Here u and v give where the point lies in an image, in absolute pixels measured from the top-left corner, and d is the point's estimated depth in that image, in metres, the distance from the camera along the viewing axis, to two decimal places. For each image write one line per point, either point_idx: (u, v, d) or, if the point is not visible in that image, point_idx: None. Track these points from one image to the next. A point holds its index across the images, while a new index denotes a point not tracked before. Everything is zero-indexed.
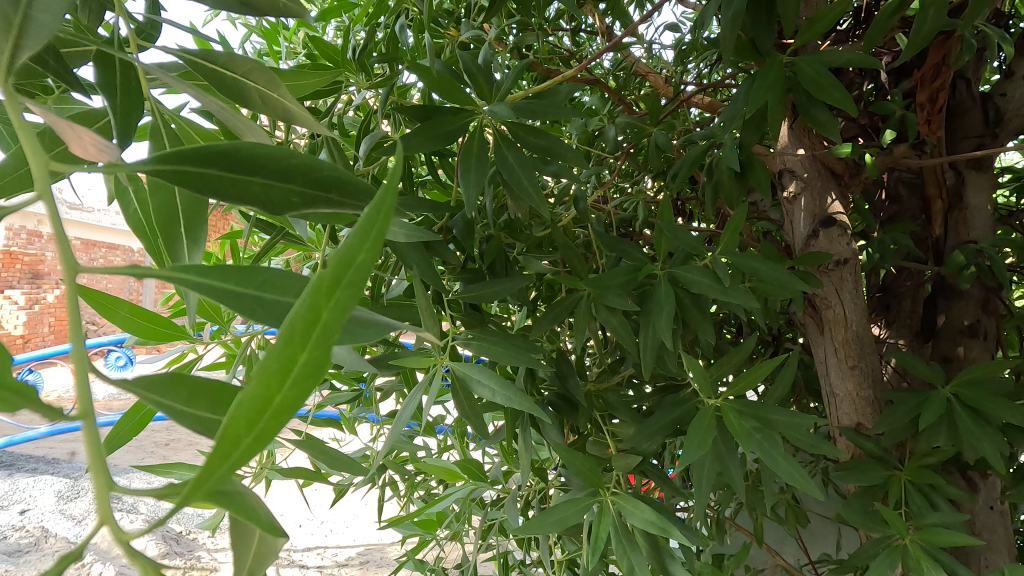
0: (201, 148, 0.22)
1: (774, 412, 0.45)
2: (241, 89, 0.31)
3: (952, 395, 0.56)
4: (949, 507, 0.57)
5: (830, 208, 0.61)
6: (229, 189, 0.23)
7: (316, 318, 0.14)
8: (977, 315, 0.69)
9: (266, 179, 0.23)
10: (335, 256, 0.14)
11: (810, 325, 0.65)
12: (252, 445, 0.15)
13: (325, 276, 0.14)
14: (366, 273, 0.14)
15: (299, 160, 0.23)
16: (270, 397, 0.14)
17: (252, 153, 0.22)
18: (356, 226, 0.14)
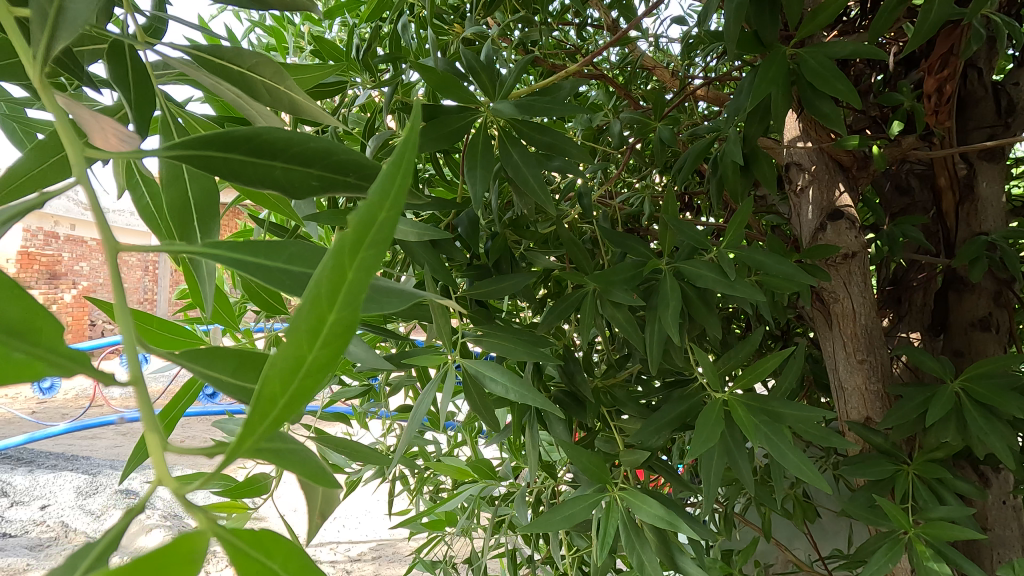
0: (227, 133, 0.22)
1: (781, 405, 0.45)
2: (247, 81, 0.32)
3: (961, 389, 0.55)
4: (959, 502, 0.56)
5: (838, 200, 0.60)
6: (252, 173, 0.23)
7: (340, 282, 0.13)
8: (988, 307, 0.68)
9: (287, 164, 0.24)
10: (355, 216, 0.13)
11: (818, 319, 0.65)
12: (288, 405, 0.15)
13: (346, 240, 0.13)
14: (390, 228, 0.14)
15: (320, 144, 0.23)
16: (304, 357, 0.14)
17: (274, 138, 0.23)
18: (374, 188, 0.13)
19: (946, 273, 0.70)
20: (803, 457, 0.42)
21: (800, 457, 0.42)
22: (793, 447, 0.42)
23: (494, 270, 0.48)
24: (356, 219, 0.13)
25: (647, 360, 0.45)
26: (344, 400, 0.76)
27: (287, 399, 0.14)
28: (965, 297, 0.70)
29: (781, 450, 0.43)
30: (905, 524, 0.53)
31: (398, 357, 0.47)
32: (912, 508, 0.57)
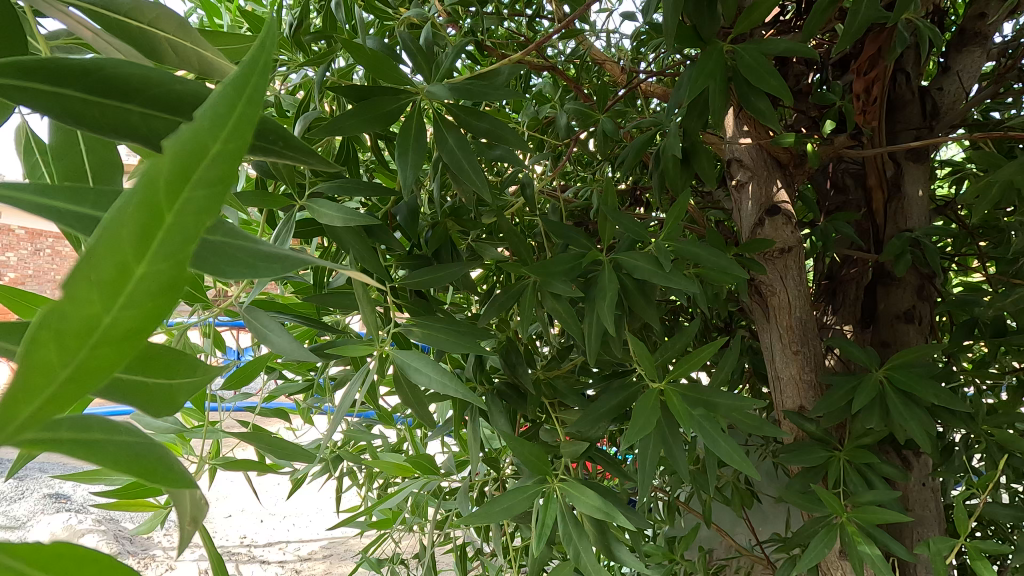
0: (58, 60, 0.18)
1: (717, 395, 0.45)
2: (147, 39, 0.25)
3: (886, 378, 0.58)
4: (883, 485, 0.59)
5: (776, 196, 0.62)
6: (100, 120, 0.18)
7: (151, 235, 0.10)
8: (912, 300, 0.72)
9: (145, 108, 0.19)
10: (174, 144, 0.10)
11: (756, 311, 0.67)
12: (60, 405, 0.11)
13: (159, 174, 0.10)
14: (227, 173, 0.11)
15: (187, 87, 0.19)
16: (89, 343, 0.10)
17: (121, 72, 0.18)
18: (202, 112, 0.11)
19: (875, 268, 0.74)
20: (736, 445, 0.43)
21: (733, 446, 0.43)
22: (727, 436, 0.43)
23: (434, 259, 0.47)
24: (175, 149, 0.10)
25: (586, 351, 0.45)
26: (286, 394, 0.73)
27: (63, 380, 0.11)
28: (892, 290, 0.73)
29: (715, 439, 0.43)
30: (835, 508, 0.55)
31: (325, 349, 0.45)
32: (841, 492, 0.60)
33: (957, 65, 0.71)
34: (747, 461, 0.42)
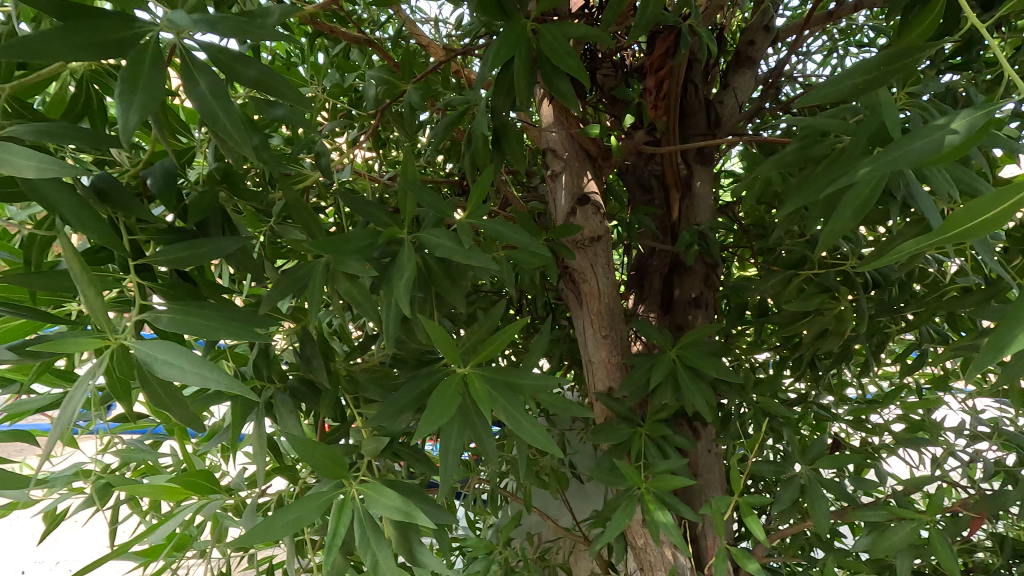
0: None
1: (521, 378, 0.44)
2: None
3: (677, 356, 0.63)
4: (675, 455, 0.64)
5: (586, 186, 0.64)
6: None
7: None
8: (700, 288, 0.80)
9: None
10: None
11: (570, 298, 0.70)
12: None
13: None
14: None
15: None
16: None
17: None
18: None
19: (673, 260, 0.82)
20: (537, 428, 0.42)
21: (534, 430, 0.42)
22: (529, 420, 0.42)
23: (200, 234, 0.40)
24: None
25: (386, 337, 0.41)
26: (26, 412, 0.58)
27: None
28: (684, 279, 0.81)
29: (517, 424, 0.42)
30: (635, 481, 0.59)
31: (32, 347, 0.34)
32: (641, 465, 0.64)
33: (733, 83, 0.83)
34: (549, 443, 0.42)
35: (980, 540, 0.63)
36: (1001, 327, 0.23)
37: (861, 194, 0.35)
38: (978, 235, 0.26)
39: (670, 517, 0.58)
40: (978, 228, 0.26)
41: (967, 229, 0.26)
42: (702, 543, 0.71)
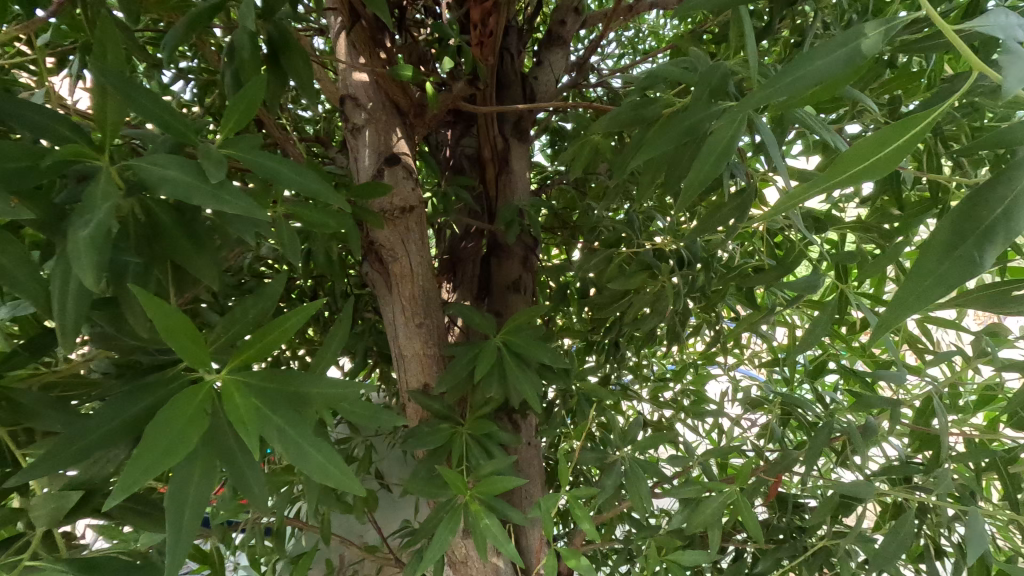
0: None
1: (306, 383, 0.31)
2: None
3: (503, 343, 0.56)
4: (500, 453, 0.57)
5: (396, 145, 0.55)
6: None
7: None
8: (519, 271, 0.75)
9: None
10: None
11: (377, 282, 0.59)
12: None
13: None
14: None
15: None
16: None
17: None
18: None
19: (490, 241, 0.76)
20: (328, 447, 0.30)
21: (324, 450, 0.30)
22: (317, 438, 0.30)
23: None
24: None
25: (69, 315, 0.28)
26: None
27: None
28: (502, 262, 0.76)
29: (299, 445, 0.30)
30: (458, 488, 0.50)
31: None
32: (464, 470, 0.56)
33: (545, 62, 0.79)
34: (346, 468, 0.30)
35: (765, 498, 0.68)
36: (915, 275, 0.21)
37: (719, 144, 0.33)
38: (879, 172, 0.25)
39: (498, 526, 0.51)
40: (880, 163, 0.25)
41: (869, 164, 0.25)
42: (527, 545, 0.66)
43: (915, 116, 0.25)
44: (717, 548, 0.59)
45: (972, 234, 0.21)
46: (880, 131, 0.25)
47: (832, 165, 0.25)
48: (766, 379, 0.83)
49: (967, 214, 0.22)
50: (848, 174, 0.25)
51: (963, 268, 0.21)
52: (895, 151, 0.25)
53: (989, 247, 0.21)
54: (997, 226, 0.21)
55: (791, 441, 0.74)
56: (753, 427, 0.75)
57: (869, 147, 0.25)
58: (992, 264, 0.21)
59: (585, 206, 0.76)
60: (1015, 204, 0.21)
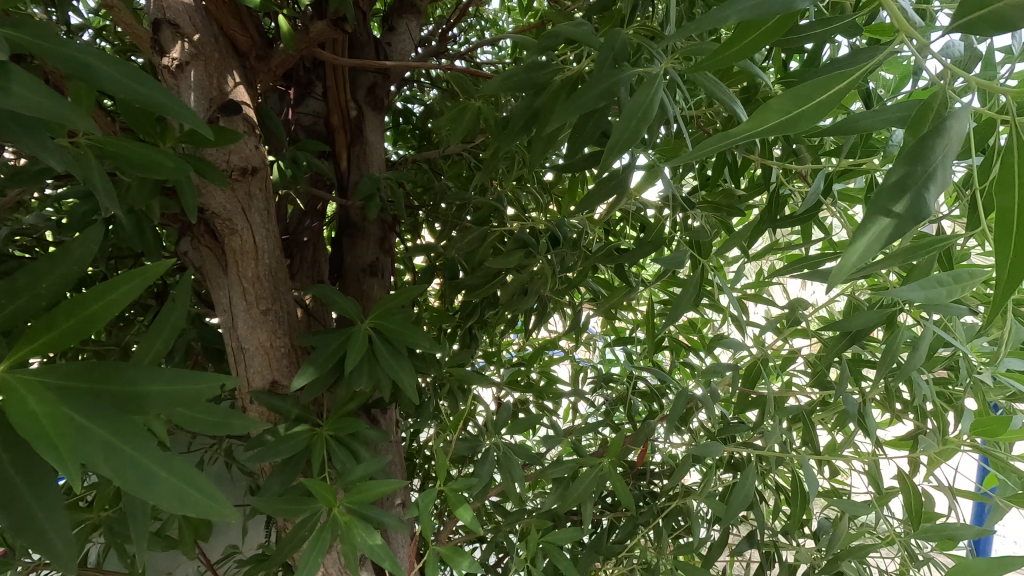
0: None
1: (143, 381, 0.26)
2: None
3: (372, 328, 0.49)
4: (370, 453, 0.51)
5: (231, 92, 0.45)
6: None
7: None
8: (376, 253, 0.68)
9: None
10: None
11: (207, 261, 0.48)
12: None
13: None
14: None
15: None
16: None
17: None
18: None
19: (341, 220, 0.68)
20: (183, 466, 0.25)
21: (180, 471, 0.25)
22: (168, 456, 0.25)
23: None
24: None
25: None
26: None
27: None
28: (357, 243, 0.68)
29: (141, 467, 0.24)
30: (326, 501, 0.43)
31: None
32: (326, 477, 0.49)
33: (399, 28, 0.73)
34: (206, 488, 0.26)
35: (624, 469, 0.72)
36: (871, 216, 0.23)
37: (640, 106, 0.34)
38: (797, 125, 0.25)
39: (375, 535, 0.45)
40: (801, 115, 0.25)
41: (791, 115, 0.25)
42: (397, 553, 0.60)
43: (832, 74, 0.25)
44: (590, 523, 0.59)
45: (917, 173, 0.22)
46: (802, 85, 0.25)
47: (753, 112, 0.25)
48: (614, 357, 0.87)
49: (915, 155, 0.22)
50: (769, 124, 0.25)
51: (907, 207, 0.22)
52: (818, 106, 0.25)
53: (930, 187, 0.22)
54: (936, 168, 0.22)
55: (641, 414, 0.79)
56: (608, 403, 0.78)
57: (792, 99, 0.25)
58: (936, 203, 0.22)
59: (445, 184, 0.72)
60: (950, 149, 0.23)
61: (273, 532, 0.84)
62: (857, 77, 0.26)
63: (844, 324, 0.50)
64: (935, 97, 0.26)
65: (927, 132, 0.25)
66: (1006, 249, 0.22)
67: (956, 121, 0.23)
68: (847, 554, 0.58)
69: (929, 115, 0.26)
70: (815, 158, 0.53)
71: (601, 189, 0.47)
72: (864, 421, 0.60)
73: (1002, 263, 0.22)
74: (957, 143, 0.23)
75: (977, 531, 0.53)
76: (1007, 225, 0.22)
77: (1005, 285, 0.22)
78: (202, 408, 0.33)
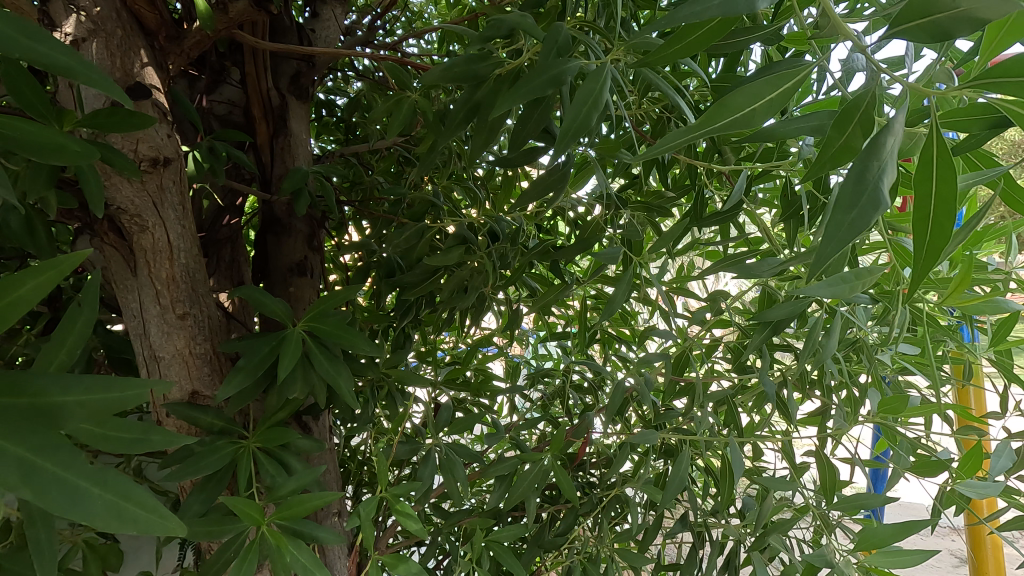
0: None
1: (56, 391, 0.24)
2: None
3: (306, 331, 0.47)
4: (302, 465, 0.48)
5: (138, 73, 0.41)
6: None
7: None
8: (303, 251, 0.64)
9: None
10: None
11: (113, 262, 0.44)
12: None
13: None
14: None
15: None
16: None
17: None
18: None
19: (264, 216, 0.64)
20: (118, 481, 0.23)
21: (116, 487, 0.23)
22: (100, 472, 0.23)
23: None
24: None
25: None
26: None
27: None
28: (282, 240, 0.64)
29: (69, 486, 0.22)
30: (253, 520, 0.40)
31: None
32: (254, 493, 0.46)
33: (323, 14, 0.69)
34: (145, 503, 0.24)
35: (562, 462, 0.73)
36: (844, 208, 0.22)
37: (586, 99, 0.34)
38: (750, 122, 0.26)
39: (309, 551, 0.42)
40: (755, 112, 0.26)
41: (743, 113, 0.26)
42: (333, 565, 0.57)
43: (784, 72, 0.26)
44: (532, 519, 0.60)
45: (875, 168, 0.23)
46: (752, 83, 0.26)
47: (705, 112, 0.26)
48: (548, 352, 0.88)
49: (873, 148, 0.23)
50: (721, 122, 0.26)
51: (867, 196, 0.23)
52: (770, 103, 0.26)
53: (883, 180, 0.23)
54: (888, 161, 0.23)
55: (577, 407, 0.81)
56: (545, 398, 0.79)
57: (744, 97, 0.26)
58: (890, 194, 0.23)
59: (376, 180, 0.69)
60: (897, 145, 0.23)
61: (190, 552, 0.78)
62: (802, 75, 0.27)
63: (758, 316, 0.53)
64: (863, 98, 0.26)
65: (856, 131, 0.26)
66: (924, 230, 0.23)
67: (899, 116, 0.24)
68: (770, 529, 0.62)
69: (854, 114, 0.26)
70: (736, 158, 0.55)
71: (540, 185, 0.47)
72: (781, 405, 0.64)
73: (920, 248, 0.23)
74: (899, 137, 0.24)
75: (882, 499, 0.58)
76: (924, 211, 0.23)
77: (923, 260, 0.23)
78: (117, 422, 0.29)
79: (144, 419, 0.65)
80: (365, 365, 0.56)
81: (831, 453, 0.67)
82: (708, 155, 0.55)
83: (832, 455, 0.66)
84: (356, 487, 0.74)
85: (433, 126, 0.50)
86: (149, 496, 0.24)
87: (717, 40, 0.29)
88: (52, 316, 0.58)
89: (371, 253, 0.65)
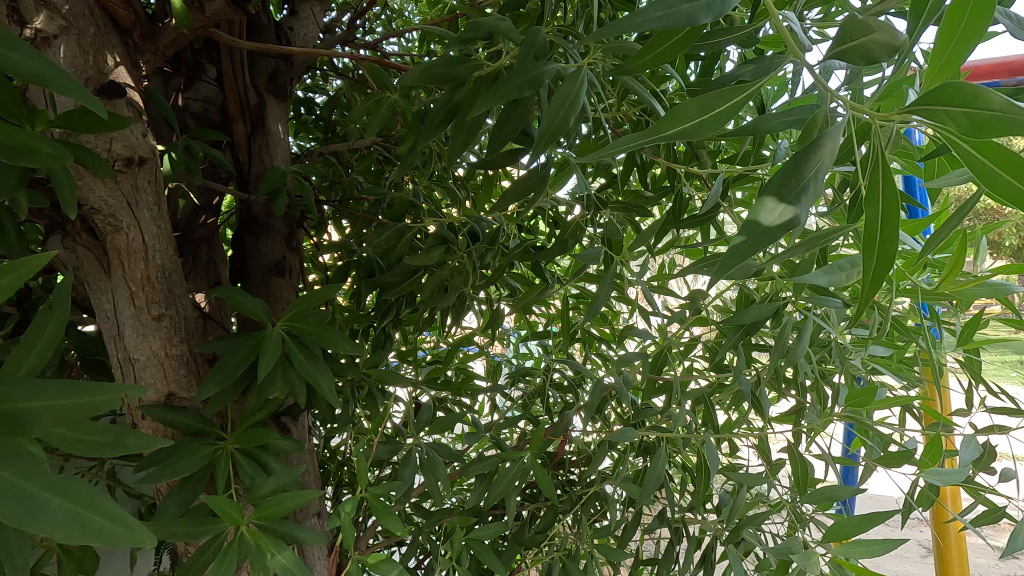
0: None
1: (23, 397, 0.24)
2: None
3: (287, 333, 0.47)
4: (280, 465, 0.48)
5: (111, 72, 0.41)
6: None
7: None
8: (282, 251, 0.64)
9: None
10: None
11: (85, 263, 0.43)
12: None
13: None
14: None
15: None
16: None
17: None
18: None
19: (241, 216, 0.63)
20: (83, 490, 0.23)
21: (80, 496, 0.23)
22: (63, 481, 0.23)
23: None
24: None
25: None
26: None
27: None
28: (260, 241, 0.63)
29: (32, 496, 0.22)
30: (232, 520, 0.40)
31: None
32: (233, 493, 0.46)
33: (302, 12, 0.69)
34: (111, 514, 0.24)
35: (542, 461, 0.73)
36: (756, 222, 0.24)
37: (565, 101, 0.34)
38: (697, 132, 0.27)
39: (290, 550, 0.42)
40: (703, 124, 0.27)
41: (690, 124, 0.27)
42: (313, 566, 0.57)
43: (734, 86, 0.27)
44: (512, 517, 0.60)
45: (793, 187, 0.25)
46: (705, 94, 0.27)
47: (658, 119, 0.26)
48: (528, 352, 0.88)
49: (792, 168, 0.25)
50: (671, 130, 0.27)
51: (782, 213, 0.25)
52: (716, 117, 0.27)
53: (802, 199, 0.25)
54: (808, 183, 0.25)
55: (557, 405, 0.81)
56: (525, 397, 0.79)
57: (693, 107, 0.27)
58: (806, 212, 0.25)
59: (355, 179, 0.69)
60: (822, 165, 0.25)
61: (166, 556, 0.77)
62: (751, 91, 0.28)
63: (734, 317, 0.54)
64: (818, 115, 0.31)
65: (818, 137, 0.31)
66: (872, 251, 0.24)
67: (830, 137, 0.25)
68: (746, 523, 0.63)
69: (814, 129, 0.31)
70: (714, 160, 0.56)
71: (519, 186, 0.47)
72: (757, 402, 0.65)
73: (870, 263, 0.24)
74: (827, 159, 0.25)
75: (850, 492, 0.59)
76: (872, 231, 0.24)
77: (872, 281, 0.24)
78: (88, 426, 0.29)
79: (117, 421, 0.64)
80: (345, 366, 0.56)
81: (806, 450, 0.68)
82: (688, 155, 0.56)
83: (805, 451, 0.67)
84: (336, 488, 0.73)
85: (413, 126, 0.50)
86: (114, 506, 0.24)
87: (688, 49, 0.30)
88: (21, 318, 0.57)
89: (351, 253, 0.65)
